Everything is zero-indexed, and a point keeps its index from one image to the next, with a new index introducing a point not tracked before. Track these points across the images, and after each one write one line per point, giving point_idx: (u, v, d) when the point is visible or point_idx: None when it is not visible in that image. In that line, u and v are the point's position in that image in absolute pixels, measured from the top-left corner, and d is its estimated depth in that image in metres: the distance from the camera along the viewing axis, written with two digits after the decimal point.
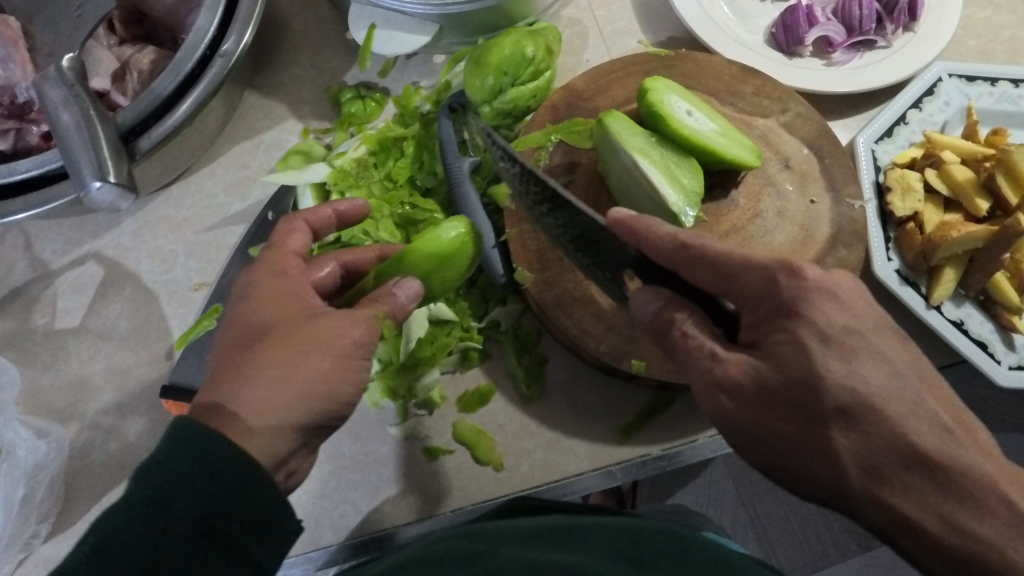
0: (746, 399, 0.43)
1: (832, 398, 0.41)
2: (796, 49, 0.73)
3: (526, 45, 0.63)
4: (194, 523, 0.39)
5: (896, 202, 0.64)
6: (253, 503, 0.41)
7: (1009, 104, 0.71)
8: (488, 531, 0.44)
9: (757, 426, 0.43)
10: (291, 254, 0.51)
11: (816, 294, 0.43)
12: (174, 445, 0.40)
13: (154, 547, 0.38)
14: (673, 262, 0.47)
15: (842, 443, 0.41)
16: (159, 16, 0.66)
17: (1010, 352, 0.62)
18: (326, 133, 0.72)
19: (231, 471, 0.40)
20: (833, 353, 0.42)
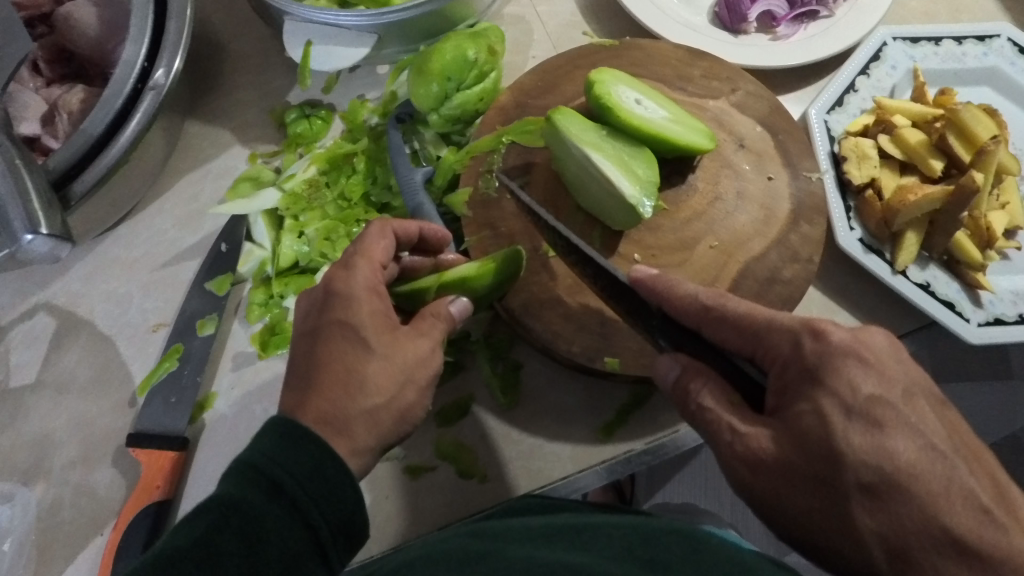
0: (767, 475, 0.42)
1: (854, 474, 0.40)
2: (740, 27, 0.72)
3: (467, 48, 0.62)
4: (288, 510, 0.40)
5: (853, 170, 0.63)
6: (338, 500, 0.42)
7: (955, 62, 0.71)
8: (499, 529, 0.41)
9: (782, 502, 0.42)
10: (377, 266, 0.51)
11: (842, 358, 0.43)
12: (276, 437, 0.42)
13: (249, 545, 0.38)
14: (697, 321, 0.47)
15: (866, 524, 0.40)
16: (85, 52, 0.64)
17: (978, 310, 0.62)
18: (274, 156, 0.70)
19: (324, 467, 0.42)
20: (856, 424, 0.41)
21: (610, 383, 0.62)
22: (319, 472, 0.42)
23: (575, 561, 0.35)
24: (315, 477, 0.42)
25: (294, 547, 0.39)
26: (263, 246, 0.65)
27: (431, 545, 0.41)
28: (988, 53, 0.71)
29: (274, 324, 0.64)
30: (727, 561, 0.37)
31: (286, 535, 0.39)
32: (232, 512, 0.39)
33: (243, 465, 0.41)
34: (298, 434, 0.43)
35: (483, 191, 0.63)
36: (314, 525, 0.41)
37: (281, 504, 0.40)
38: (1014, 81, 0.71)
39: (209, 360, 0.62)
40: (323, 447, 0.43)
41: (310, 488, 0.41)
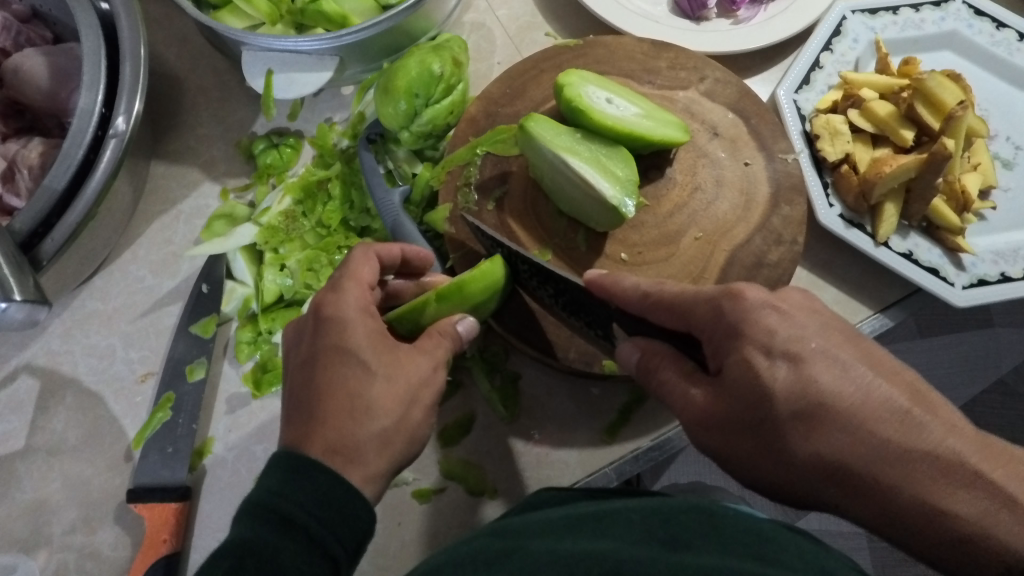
0: (716, 431, 0.43)
1: (786, 409, 0.41)
2: (701, 14, 0.72)
3: (431, 62, 0.60)
4: (301, 542, 0.40)
5: (827, 147, 0.64)
6: (347, 521, 0.42)
7: (914, 29, 0.72)
8: (517, 524, 0.40)
9: (730, 452, 0.44)
10: (365, 288, 0.49)
11: (760, 311, 0.43)
12: (276, 472, 0.42)
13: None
14: (638, 309, 0.48)
15: (804, 449, 0.41)
16: (39, 104, 0.62)
17: (961, 273, 0.63)
18: (246, 190, 0.69)
19: (330, 489, 0.42)
20: (782, 365, 0.42)
21: (610, 382, 0.62)
22: (328, 497, 0.42)
23: (598, 551, 0.34)
24: (325, 502, 0.42)
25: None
26: (246, 283, 0.64)
27: (450, 550, 0.40)
28: (945, 17, 0.72)
29: (265, 361, 0.62)
30: (745, 532, 0.37)
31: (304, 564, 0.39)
32: (245, 553, 0.39)
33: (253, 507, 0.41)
34: (304, 465, 0.43)
35: (462, 206, 0.62)
36: (330, 549, 0.41)
37: (295, 537, 0.40)
38: (972, 43, 0.72)
39: (202, 406, 0.61)
40: (327, 474, 0.42)
41: (321, 515, 0.41)
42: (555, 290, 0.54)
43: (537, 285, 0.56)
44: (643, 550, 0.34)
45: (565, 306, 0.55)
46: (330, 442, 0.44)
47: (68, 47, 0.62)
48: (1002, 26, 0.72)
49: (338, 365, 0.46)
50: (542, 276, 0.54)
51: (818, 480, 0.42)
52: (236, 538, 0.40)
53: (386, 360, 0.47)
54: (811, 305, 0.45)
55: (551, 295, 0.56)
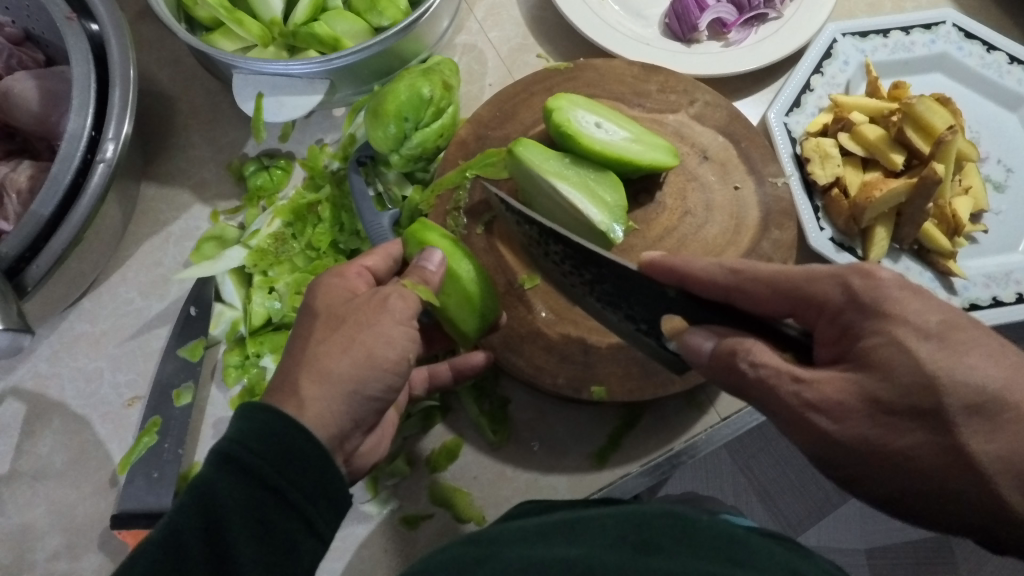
0: (855, 421, 0.37)
1: (956, 397, 0.36)
2: (692, 36, 0.72)
3: (421, 86, 0.60)
4: (259, 490, 0.40)
5: (817, 171, 0.63)
6: (311, 473, 0.42)
7: (905, 52, 0.72)
8: (494, 533, 0.39)
9: (877, 446, 0.37)
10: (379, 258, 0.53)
11: (899, 290, 0.39)
12: (242, 421, 0.42)
13: (211, 523, 0.39)
14: (726, 288, 0.46)
15: (979, 447, 0.36)
16: (30, 127, 0.62)
17: (953, 297, 0.63)
18: (236, 213, 0.69)
19: (288, 444, 0.41)
20: (938, 349, 0.37)
21: (599, 408, 0.62)
22: (289, 451, 0.41)
23: (563, 557, 0.34)
24: (282, 451, 0.41)
25: (264, 522, 0.40)
26: (234, 306, 0.64)
27: (427, 558, 0.39)
28: (935, 39, 0.72)
29: (252, 386, 0.62)
30: (718, 536, 0.36)
31: (251, 508, 0.40)
32: (192, 491, 0.40)
33: (216, 454, 0.41)
34: (272, 419, 0.42)
35: (451, 230, 0.62)
36: (291, 499, 0.41)
37: (252, 485, 0.40)
38: (963, 65, 0.72)
39: (189, 430, 0.60)
40: (285, 432, 0.41)
41: (280, 465, 0.41)
42: (595, 275, 0.51)
43: (571, 271, 0.52)
44: (612, 555, 0.34)
45: (601, 296, 0.52)
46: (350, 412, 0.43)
47: (59, 70, 0.62)
48: (993, 49, 0.72)
49: (318, 331, 0.46)
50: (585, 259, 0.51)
51: (998, 489, 0.36)
52: (197, 480, 0.40)
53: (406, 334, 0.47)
54: (931, 298, 0.39)
55: (587, 282, 0.52)
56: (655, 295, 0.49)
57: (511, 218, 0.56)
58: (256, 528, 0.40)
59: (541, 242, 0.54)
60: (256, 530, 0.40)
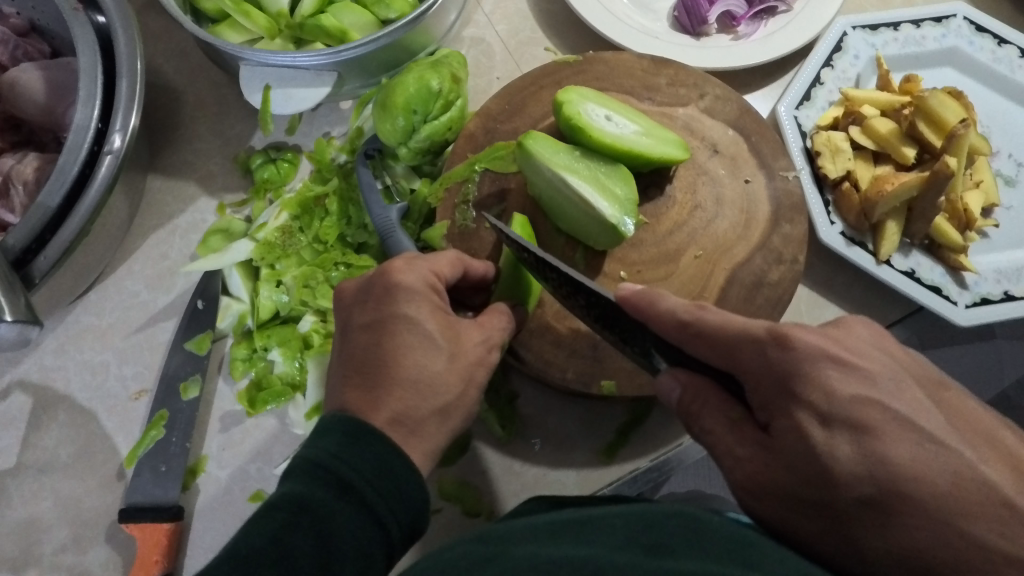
0: (767, 499, 0.41)
1: (849, 491, 0.38)
2: (702, 29, 0.72)
3: (430, 78, 0.60)
4: (358, 511, 0.39)
5: (828, 165, 0.63)
6: (406, 495, 0.41)
7: (915, 46, 0.71)
8: (503, 529, 0.39)
9: (788, 528, 0.40)
10: (458, 263, 0.52)
11: (815, 362, 0.40)
12: (339, 435, 0.41)
13: (317, 540, 0.37)
14: (678, 341, 0.44)
15: (876, 546, 0.37)
16: (36, 118, 0.62)
17: (964, 292, 0.62)
18: (242, 205, 0.68)
19: (389, 462, 0.41)
20: (840, 435, 0.38)
21: (608, 403, 0.61)
22: (384, 468, 0.41)
23: (577, 556, 0.33)
24: (392, 485, 0.41)
25: (362, 544, 0.38)
26: (241, 299, 0.63)
27: (432, 557, 0.37)
28: (946, 33, 0.72)
29: (259, 379, 0.62)
30: (730, 539, 0.36)
31: (362, 541, 0.38)
32: (301, 509, 0.38)
33: (307, 466, 0.40)
34: (367, 434, 0.41)
35: (460, 223, 0.62)
36: (382, 521, 0.40)
37: (350, 502, 0.39)
38: (973, 59, 0.72)
39: (196, 424, 0.60)
40: (400, 470, 0.41)
41: (392, 501, 0.40)
42: (586, 301, 0.49)
43: (570, 295, 0.51)
44: (624, 556, 0.33)
45: (599, 319, 0.50)
46: (394, 413, 0.44)
47: (65, 61, 0.62)
48: (1004, 43, 0.72)
49: (444, 366, 0.46)
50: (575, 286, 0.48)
51: None
52: (290, 493, 0.39)
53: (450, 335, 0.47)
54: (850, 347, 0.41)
55: (583, 306, 0.50)
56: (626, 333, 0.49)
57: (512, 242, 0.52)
58: (354, 548, 0.38)
59: (541, 267, 0.51)
60: (354, 550, 0.38)
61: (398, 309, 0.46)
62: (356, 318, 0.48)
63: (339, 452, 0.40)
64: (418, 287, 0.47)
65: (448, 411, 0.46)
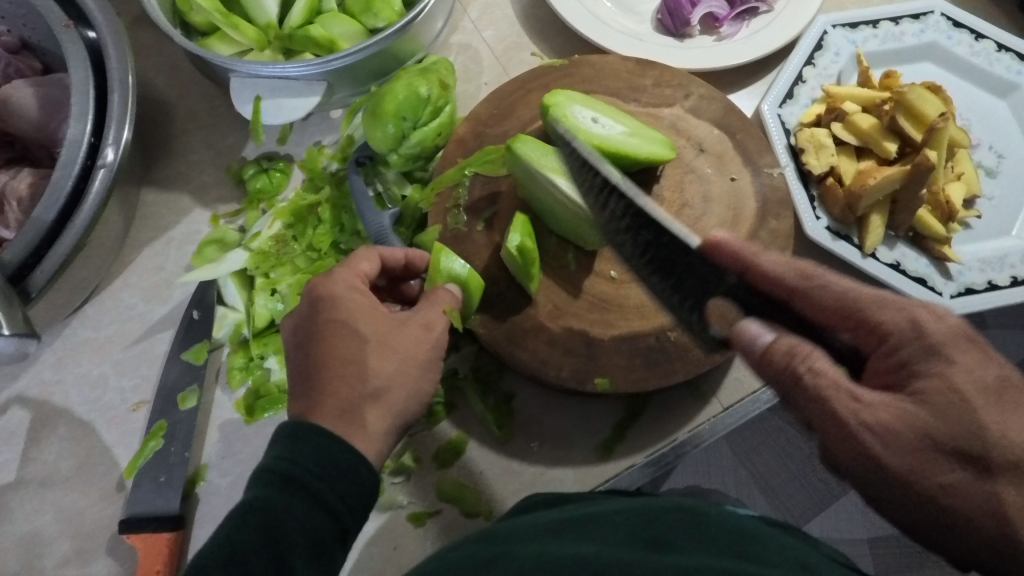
0: (902, 449, 0.42)
1: None
2: (685, 31, 0.73)
3: (419, 85, 0.61)
4: (307, 505, 0.41)
5: (812, 161, 0.64)
6: (352, 481, 0.43)
7: (895, 42, 0.73)
8: (507, 531, 0.40)
9: (913, 471, 0.42)
10: (376, 258, 0.53)
11: (951, 344, 0.43)
12: (281, 439, 0.43)
13: (270, 536, 0.39)
14: (790, 290, 0.47)
15: (1012, 496, 0.42)
16: (29, 135, 0.63)
17: (950, 282, 0.63)
18: (237, 216, 0.69)
19: (332, 453, 0.43)
20: (1011, 409, 0.42)
21: (604, 401, 0.62)
22: (329, 458, 0.43)
23: (580, 554, 0.34)
24: (338, 474, 0.43)
25: (313, 533, 0.41)
26: (237, 308, 0.64)
27: (437, 558, 0.39)
28: (924, 29, 0.73)
29: (258, 387, 0.62)
30: (728, 533, 0.38)
31: (313, 531, 0.41)
32: (249, 510, 0.40)
33: (256, 471, 0.43)
34: (306, 431, 0.44)
35: (452, 227, 0.63)
36: (332, 508, 0.42)
37: (297, 496, 0.41)
38: (952, 53, 0.73)
39: (195, 434, 0.61)
40: (337, 458, 0.43)
41: (339, 490, 0.43)
42: (647, 241, 0.53)
43: (627, 240, 0.54)
44: (627, 552, 0.34)
45: (653, 269, 0.54)
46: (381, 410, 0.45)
47: (57, 77, 0.62)
48: (981, 37, 0.73)
49: (373, 358, 0.47)
50: (640, 221, 0.52)
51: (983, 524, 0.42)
52: (240, 498, 0.41)
53: (380, 330, 0.49)
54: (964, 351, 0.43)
55: (631, 240, 0.54)
56: (711, 273, 0.50)
57: (580, 165, 0.57)
58: (304, 540, 0.40)
59: (602, 198, 0.55)
60: (305, 541, 0.40)
61: (325, 319, 0.49)
62: (289, 338, 0.50)
63: (287, 453, 0.43)
64: (339, 296, 0.50)
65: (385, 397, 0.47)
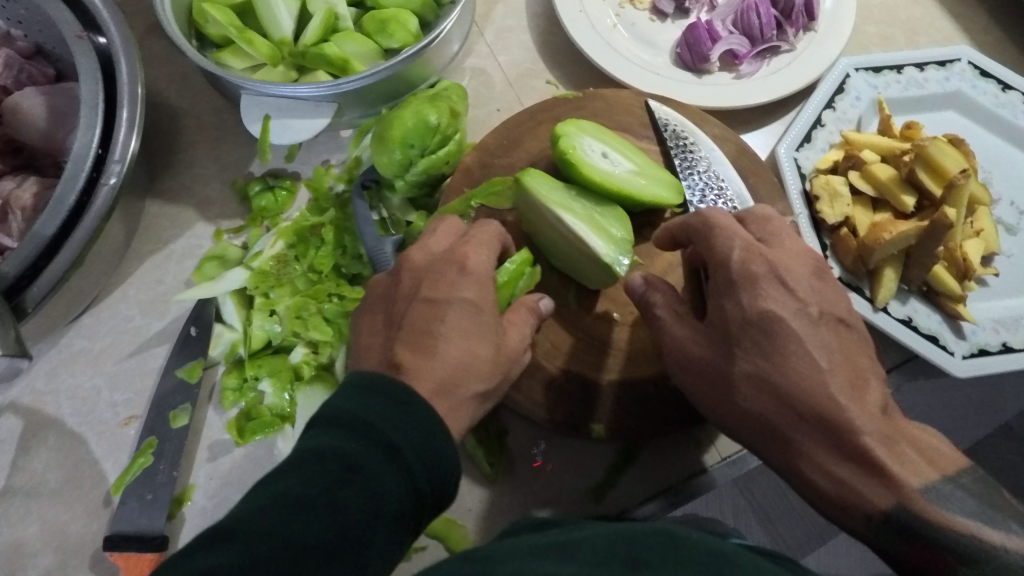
0: (685, 359, 0.50)
1: (814, 370, 0.46)
2: (702, 67, 0.72)
3: (427, 112, 0.60)
4: (400, 481, 0.38)
5: (825, 209, 0.63)
6: (440, 464, 0.40)
7: (917, 89, 0.71)
8: (485, 550, 0.38)
9: (694, 378, 0.50)
10: (496, 238, 0.54)
11: (763, 280, 0.48)
12: (381, 399, 0.41)
13: (363, 499, 0.36)
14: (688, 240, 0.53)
15: (746, 406, 0.48)
16: (36, 143, 0.63)
17: (961, 341, 0.61)
18: (239, 232, 0.68)
19: (428, 429, 0.41)
20: (791, 339, 0.47)
21: (599, 443, 0.61)
22: (427, 437, 0.40)
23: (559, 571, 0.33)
24: (431, 452, 0.40)
25: (395, 509, 0.37)
26: (233, 328, 0.63)
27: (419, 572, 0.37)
28: (949, 77, 0.72)
29: (249, 409, 0.61)
30: (702, 553, 0.36)
31: (399, 510, 0.38)
32: (347, 460, 0.37)
33: (353, 422, 0.39)
34: (409, 401, 0.41)
35: None
36: (417, 485, 0.39)
37: (394, 465, 0.38)
38: (977, 103, 0.71)
39: (184, 453, 0.60)
40: (435, 446, 0.40)
41: (428, 470, 0.40)
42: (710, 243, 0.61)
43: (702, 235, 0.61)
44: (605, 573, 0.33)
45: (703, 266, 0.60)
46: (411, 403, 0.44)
47: (67, 87, 0.62)
48: (1008, 88, 0.71)
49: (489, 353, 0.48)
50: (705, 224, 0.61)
51: (758, 430, 0.48)
52: (334, 448, 0.38)
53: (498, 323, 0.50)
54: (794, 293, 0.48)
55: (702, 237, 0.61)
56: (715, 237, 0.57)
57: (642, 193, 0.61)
58: (389, 518, 0.37)
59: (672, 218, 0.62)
60: (388, 520, 0.37)
61: (460, 292, 0.49)
62: (420, 290, 0.50)
63: (385, 417, 0.40)
64: (476, 269, 0.51)
65: (485, 392, 0.48)
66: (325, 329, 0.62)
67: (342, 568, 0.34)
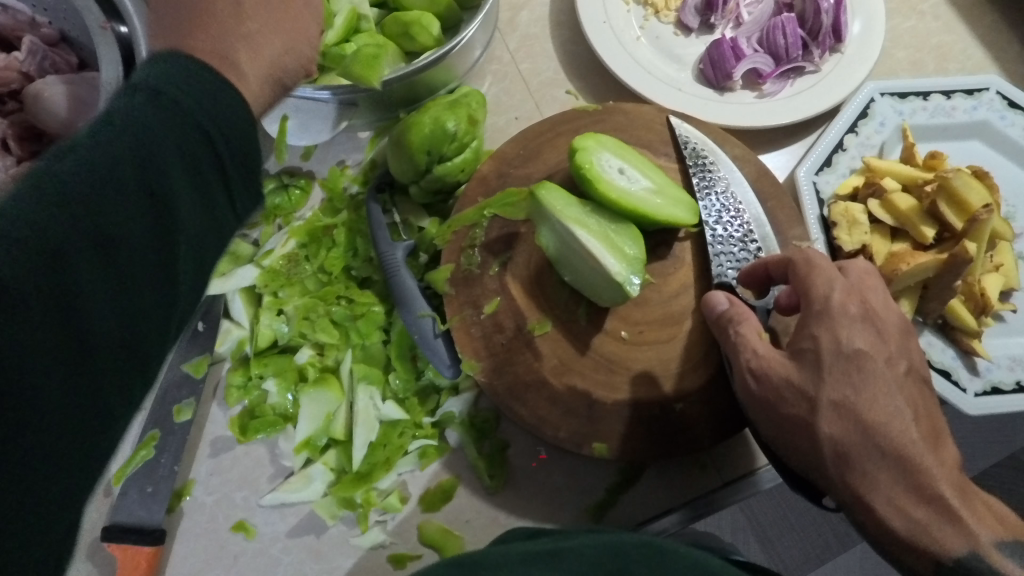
0: (768, 381, 0.50)
1: (894, 417, 0.48)
2: (726, 84, 0.71)
3: (446, 120, 0.60)
4: (184, 149, 0.31)
5: (843, 237, 0.62)
6: (245, 141, 0.34)
7: (944, 117, 0.70)
8: (479, 558, 0.40)
9: (776, 401, 0.50)
10: None
11: (855, 320, 0.50)
12: (166, 75, 0.32)
13: (144, 184, 0.30)
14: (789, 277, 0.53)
15: (827, 433, 0.48)
16: (56, 132, 0.63)
17: (975, 378, 0.60)
18: (252, 228, 0.68)
19: (228, 103, 0.33)
20: (871, 382, 0.49)
21: (600, 461, 0.60)
22: (227, 108, 0.33)
23: None
24: (229, 114, 0.33)
25: (180, 163, 0.31)
26: (242, 325, 0.63)
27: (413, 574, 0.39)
28: (977, 106, 0.70)
29: (254, 407, 0.62)
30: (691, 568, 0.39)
31: (186, 171, 0.31)
32: (140, 135, 0.30)
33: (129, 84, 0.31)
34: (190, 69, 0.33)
35: (465, 268, 0.61)
36: (212, 143, 0.32)
37: (189, 135, 0.31)
38: (1005, 135, 0.70)
39: (186, 448, 0.60)
40: (227, 79, 0.33)
41: (224, 131, 0.33)
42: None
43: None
44: None
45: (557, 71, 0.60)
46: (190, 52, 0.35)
47: (90, 76, 0.63)
48: None
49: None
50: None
51: (827, 462, 0.48)
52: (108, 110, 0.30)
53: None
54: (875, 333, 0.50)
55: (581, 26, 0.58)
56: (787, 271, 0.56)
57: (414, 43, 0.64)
58: (174, 182, 0.31)
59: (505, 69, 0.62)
60: (174, 187, 0.31)
61: None
62: None
63: (175, 106, 0.31)
64: None
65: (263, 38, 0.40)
66: (333, 332, 0.62)
67: (112, 289, 0.29)
